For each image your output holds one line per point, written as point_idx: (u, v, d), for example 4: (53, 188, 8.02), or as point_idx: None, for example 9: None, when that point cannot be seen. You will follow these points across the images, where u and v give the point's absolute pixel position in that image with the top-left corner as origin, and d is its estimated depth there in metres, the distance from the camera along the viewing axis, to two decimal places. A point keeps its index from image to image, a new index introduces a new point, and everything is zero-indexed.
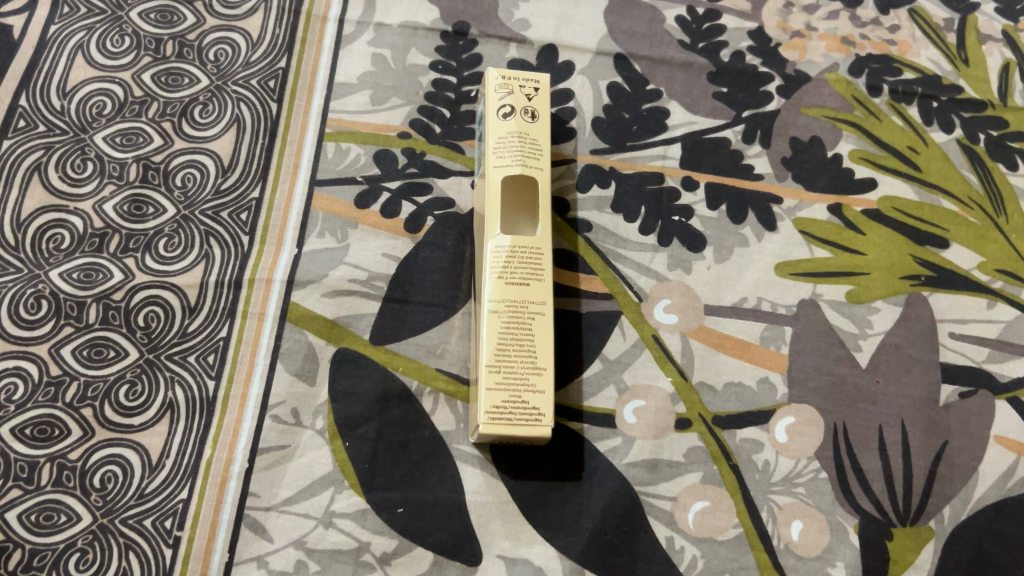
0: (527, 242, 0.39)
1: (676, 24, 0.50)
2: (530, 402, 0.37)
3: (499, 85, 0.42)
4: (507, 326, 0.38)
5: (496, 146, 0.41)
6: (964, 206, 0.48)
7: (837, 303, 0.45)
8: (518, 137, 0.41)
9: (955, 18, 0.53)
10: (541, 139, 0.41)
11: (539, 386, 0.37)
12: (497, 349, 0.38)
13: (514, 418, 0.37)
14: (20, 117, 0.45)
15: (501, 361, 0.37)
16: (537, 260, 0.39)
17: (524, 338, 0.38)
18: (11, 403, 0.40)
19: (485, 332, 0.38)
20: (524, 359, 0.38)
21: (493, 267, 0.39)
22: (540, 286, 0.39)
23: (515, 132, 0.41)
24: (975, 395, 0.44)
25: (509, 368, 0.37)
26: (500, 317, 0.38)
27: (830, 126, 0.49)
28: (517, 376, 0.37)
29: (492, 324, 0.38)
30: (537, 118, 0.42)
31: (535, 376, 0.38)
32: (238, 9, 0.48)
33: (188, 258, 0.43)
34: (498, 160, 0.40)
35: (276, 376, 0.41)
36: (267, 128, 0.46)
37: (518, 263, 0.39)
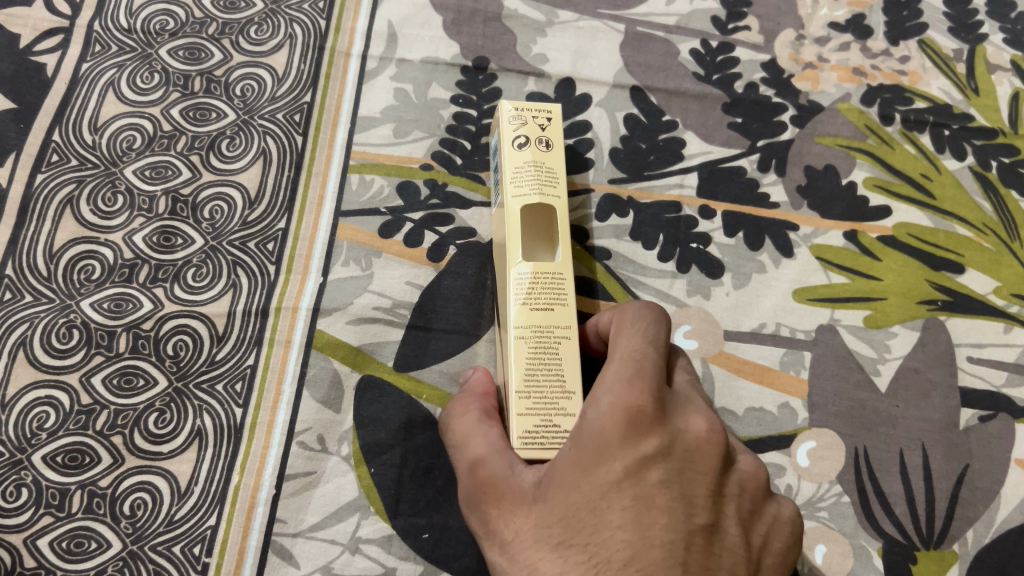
0: (549, 269, 0.39)
1: (691, 57, 0.52)
2: (561, 427, 0.36)
3: (513, 115, 0.42)
4: (534, 351, 0.37)
5: (514, 175, 0.41)
6: (978, 232, 0.49)
7: (855, 328, 0.46)
8: (534, 166, 0.41)
9: (964, 49, 0.54)
10: (557, 168, 0.41)
11: (569, 410, 0.37)
12: (525, 374, 0.37)
13: (545, 442, 0.36)
14: (53, 152, 0.46)
15: (530, 386, 0.37)
16: (559, 286, 0.39)
17: (552, 363, 0.37)
18: (43, 431, 0.41)
19: (513, 358, 0.37)
20: (553, 383, 0.37)
21: (517, 294, 0.38)
22: (563, 311, 0.38)
23: (532, 161, 0.41)
24: (994, 418, 0.44)
25: (538, 393, 0.37)
26: (526, 343, 0.38)
27: (844, 155, 0.50)
28: (546, 401, 0.36)
29: (519, 350, 0.37)
30: (552, 147, 0.41)
31: (564, 400, 0.37)
32: (264, 46, 0.50)
33: (215, 288, 0.44)
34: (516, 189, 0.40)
35: (302, 404, 0.42)
36: (293, 160, 0.47)
37: (541, 289, 0.39)
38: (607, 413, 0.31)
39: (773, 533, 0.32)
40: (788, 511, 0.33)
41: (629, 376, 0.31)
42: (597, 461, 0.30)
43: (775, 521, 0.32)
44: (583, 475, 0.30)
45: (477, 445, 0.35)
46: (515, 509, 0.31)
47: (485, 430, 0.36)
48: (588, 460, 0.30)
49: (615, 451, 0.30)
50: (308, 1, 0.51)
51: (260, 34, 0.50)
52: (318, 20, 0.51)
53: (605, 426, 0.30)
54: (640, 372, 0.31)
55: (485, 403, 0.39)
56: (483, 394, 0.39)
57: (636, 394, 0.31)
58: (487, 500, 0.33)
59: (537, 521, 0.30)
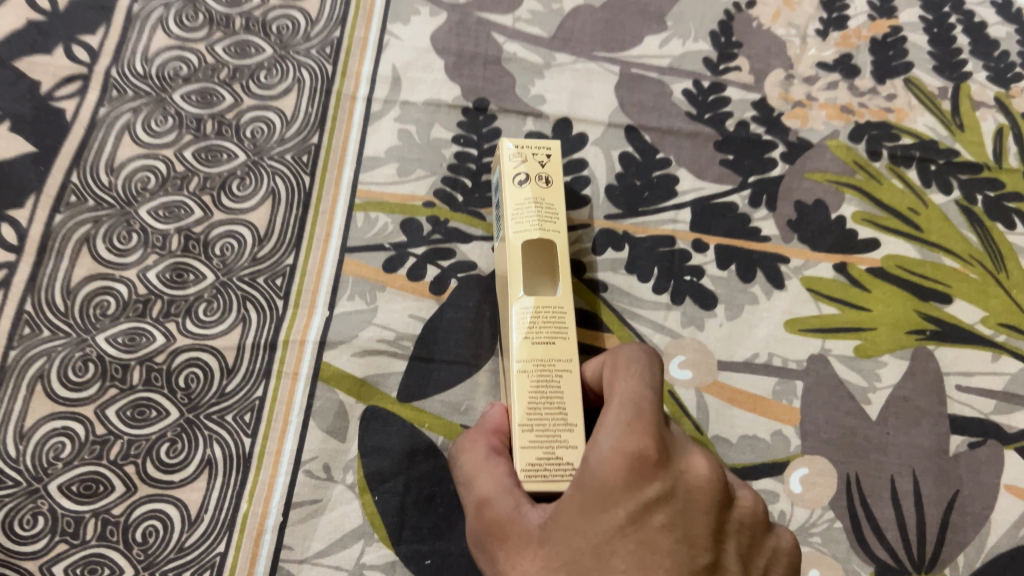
0: (549, 303, 0.41)
1: (683, 97, 0.53)
2: (565, 458, 0.38)
3: (513, 155, 0.44)
4: (536, 385, 0.39)
5: (515, 213, 0.43)
6: (965, 263, 0.50)
7: (846, 358, 0.47)
8: (535, 203, 0.43)
9: (949, 87, 0.55)
10: (556, 205, 0.43)
11: (573, 442, 0.38)
12: (528, 408, 0.38)
13: (549, 475, 0.37)
14: (71, 192, 0.48)
15: (533, 419, 0.38)
16: (560, 319, 0.40)
17: (554, 396, 0.39)
18: (59, 460, 0.42)
19: (516, 392, 0.39)
20: (556, 416, 0.38)
21: (519, 329, 0.40)
22: (565, 344, 0.40)
23: (532, 199, 0.43)
24: (983, 445, 0.45)
25: (541, 426, 0.38)
26: (529, 377, 0.39)
27: (833, 190, 0.51)
28: (549, 434, 0.38)
29: (522, 384, 0.39)
30: (551, 182, 0.43)
31: (567, 433, 0.38)
32: (274, 90, 0.52)
33: (226, 322, 0.46)
34: (519, 226, 0.42)
35: (308, 434, 0.43)
36: (301, 199, 0.49)
37: (543, 323, 0.40)
38: (609, 458, 0.31)
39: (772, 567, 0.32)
40: (786, 542, 0.34)
41: (629, 419, 0.32)
42: (600, 507, 0.30)
43: (775, 554, 0.33)
44: (586, 521, 0.30)
45: (483, 482, 0.36)
46: (521, 551, 0.32)
47: (493, 468, 0.36)
48: (593, 506, 0.30)
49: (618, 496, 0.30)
50: (316, 47, 0.53)
51: (269, 78, 0.52)
52: (325, 64, 0.53)
53: (608, 471, 0.30)
54: (639, 415, 0.32)
55: (495, 440, 0.39)
56: (495, 429, 0.40)
57: (637, 439, 0.31)
58: (493, 542, 0.33)
59: (542, 566, 0.30)
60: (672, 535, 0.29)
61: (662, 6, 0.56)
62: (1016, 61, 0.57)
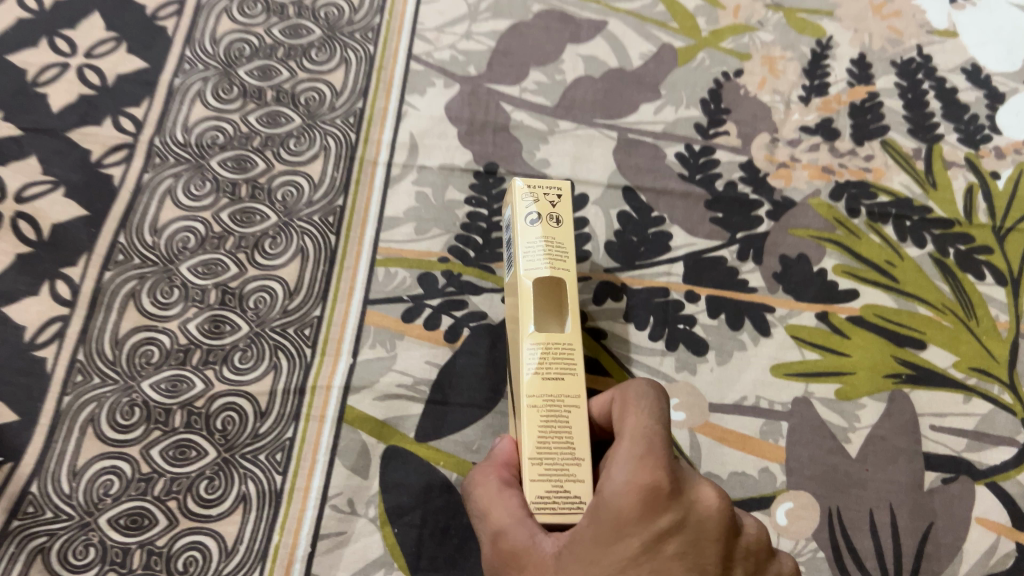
0: (558, 339, 0.41)
1: (676, 159, 0.58)
2: (573, 492, 0.38)
3: (525, 192, 0.45)
4: (545, 420, 0.40)
5: (525, 250, 0.43)
6: (938, 311, 0.54)
7: (828, 400, 0.51)
8: (545, 241, 0.43)
9: (922, 148, 0.60)
10: (566, 241, 0.44)
11: (580, 476, 0.39)
12: (538, 443, 0.39)
13: (559, 508, 0.38)
14: (119, 252, 0.53)
15: (542, 454, 0.39)
16: (568, 355, 0.41)
17: (562, 431, 0.40)
18: (108, 496, 0.46)
19: (525, 427, 0.39)
20: (564, 450, 0.39)
21: (529, 365, 0.41)
22: (573, 380, 0.41)
23: (542, 237, 0.43)
24: (956, 480, 0.49)
25: (550, 460, 0.39)
26: (539, 412, 0.40)
27: (815, 244, 0.56)
28: (558, 467, 0.39)
29: (532, 419, 0.40)
30: (562, 222, 0.44)
31: (574, 467, 0.39)
32: (302, 156, 0.57)
33: (259, 369, 0.50)
34: (529, 263, 0.43)
35: (334, 471, 0.48)
36: (327, 256, 0.54)
37: (552, 359, 0.41)
38: (623, 494, 0.32)
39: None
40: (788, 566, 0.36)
41: (641, 456, 0.33)
42: (617, 538, 0.32)
43: None
44: (602, 552, 0.32)
45: (501, 516, 0.37)
46: None
47: (505, 500, 0.38)
48: (607, 538, 0.32)
49: (632, 528, 0.32)
50: (340, 117, 0.58)
51: (299, 146, 0.57)
52: (349, 133, 0.58)
53: (623, 506, 0.32)
54: (651, 450, 0.33)
55: (506, 473, 0.40)
56: (507, 462, 0.41)
57: (651, 475, 0.32)
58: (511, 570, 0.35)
59: None
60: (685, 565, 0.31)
61: (656, 77, 0.62)
62: (984, 124, 0.61)
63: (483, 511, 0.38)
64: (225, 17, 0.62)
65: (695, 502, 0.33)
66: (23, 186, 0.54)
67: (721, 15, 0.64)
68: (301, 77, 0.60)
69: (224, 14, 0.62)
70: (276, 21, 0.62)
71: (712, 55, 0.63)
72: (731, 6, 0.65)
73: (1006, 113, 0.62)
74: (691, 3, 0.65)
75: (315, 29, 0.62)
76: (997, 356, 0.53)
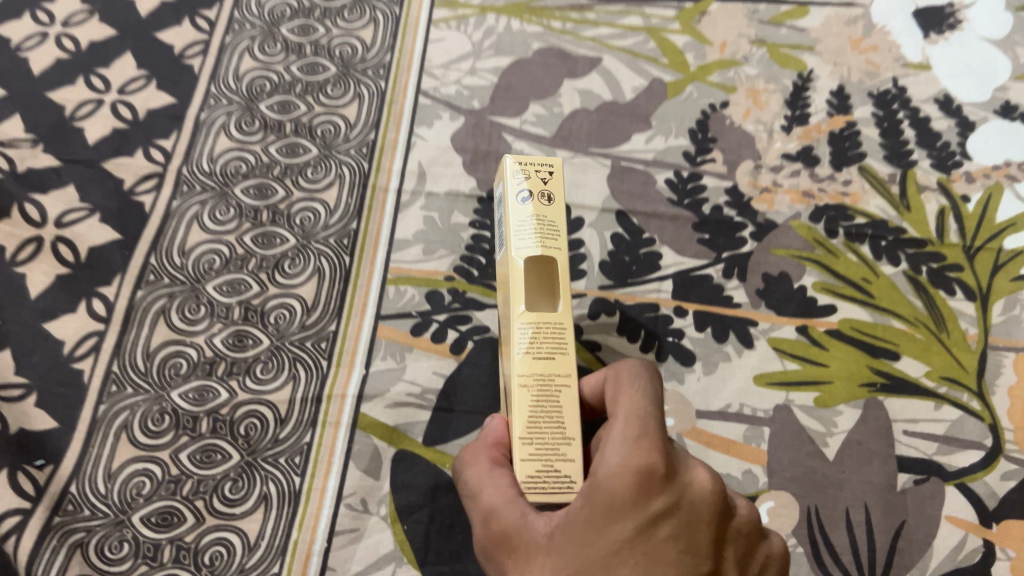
0: (550, 320, 0.44)
1: (666, 185, 0.63)
2: (561, 471, 0.41)
3: (517, 172, 0.47)
4: (537, 400, 0.42)
5: (517, 230, 0.45)
6: (911, 325, 0.58)
7: (807, 407, 0.55)
8: (536, 220, 0.45)
9: (897, 173, 0.64)
10: (557, 221, 0.45)
11: (569, 455, 0.41)
12: (529, 422, 0.42)
13: (547, 487, 0.40)
14: (150, 272, 0.57)
15: (533, 432, 0.42)
16: (560, 336, 0.43)
17: (553, 410, 0.42)
18: (141, 496, 0.50)
19: (517, 406, 0.42)
20: (554, 430, 0.42)
21: (521, 346, 0.43)
22: (564, 360, 0.43)
23: (532, 216, 0.45)
24: (927, 481, 0.53)
25: (540, 439, 0.41)
26: (530, 391, 0.42)
27: (796, 263, 0.60)
28: (548, 447, 0.41)
29: (522, 399, 0.42)
30: (553, 200, 0.46)
31: (564, 446, 0.41)
32: (319, 184, 0.61)
33: (279, 379, 0.54)
34: (519, 242, 0.45)
35: (348, 472, 0.52)
36: (342, 275, 0.58)
37: (543, 339, 0.43)
38: (618, 473, 0.36)
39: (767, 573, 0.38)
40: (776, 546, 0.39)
41: (636, 439, 0.36)
42: (611, 519, 0.35)
43: (764, 557, 0.38)
44: (597, 532, 0.35)
45: (491, 496, 0.40)
46: (535, 557, 0.36)
47: (496, 480, 0.41)
48: (603, 519, 0.35)
49: (626, 510, 0.35)
50: (354, 147, 0.63)
51: (316, 175, 0.62)
52: (362, 162, 0.62)
53: (617, 487, 0.35)
54: (646, 435, 0.37)
55: (496, 452, 0.43)
56: (497, 441, 0.43)
57: (645, 457, 0.36)
58: (507, 548, 0.38)
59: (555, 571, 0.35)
60: (676, 544, 0.35)
61: (647, 108, 0.66)
62: (956, 151, 0.65)
63: (476, 491, 0.41)
64: (248, 56, 0.67)
65: (687, 486, 0.36)
66: (62, 213, 0.59)
67: (708, 51, 0.69)
68: (318, 110, 0.65)
69: (246, 53, 0.67)
70: (294, 59, 0.67)
71: (700, 88, 0.67)
72: (718, 42, 0.69)
73: (975, 141, 0.66)
74: (680, 40, 0.70)
75: (330, 66, 0.67)
76: (967, 367, 0.56)
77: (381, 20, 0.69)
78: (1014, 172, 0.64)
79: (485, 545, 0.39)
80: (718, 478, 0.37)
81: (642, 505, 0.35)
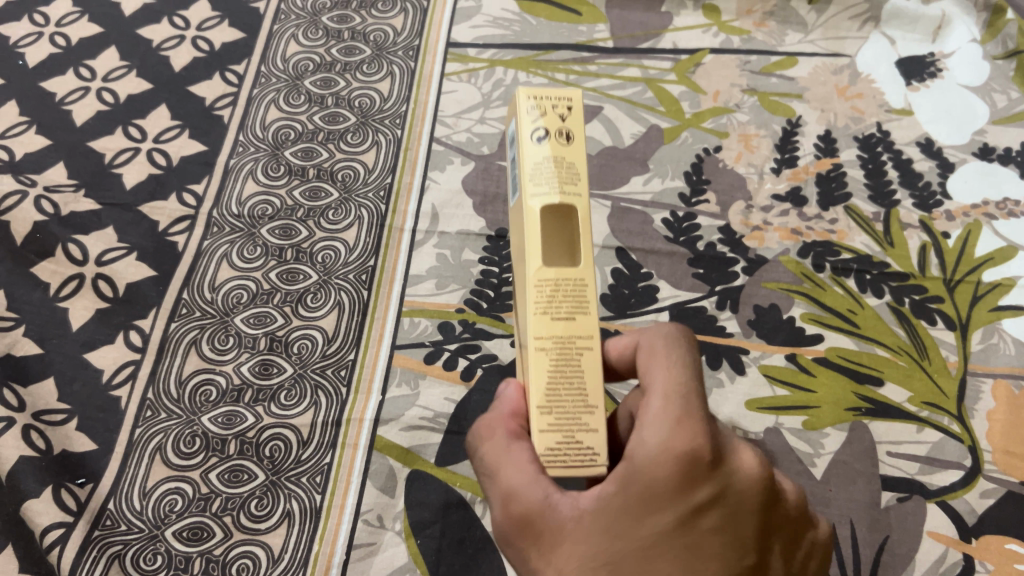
0: (569, 273, 0.36)
1: (662, 224, 0.67)
2: (585, 444, 0.36)
3: (531, 107, 0.40)
4: (555, 365, 0.36)
5: (533, 172, 0.38)
6: (895, 352, 0.62)
7: (796, 429, 0.58)
8: (555, 161, 0.38)
9: (881, 212, 0.68)
10: (579, 164, 0.38)
11: (593, 426, 0.35)
12: (547, 391, 0.35)
13: (569, 461, 0.35)
14: (183, 306, 0.62)
15: (552, 402, 0.35)
16: (581, 291, 0.36)
17: (573, 377, 0.36)
18: (173, 512, 0.54)
19: (533, 375, 0.36)
20: (576, 398, 0.35)
21: (534, 302, 0.36)
22: (586, 319, 0.36)
23: (550, 157, 0.38)
24: (909, 499, 0.56)
25: (560, 408, 0.35)
26: (548, 356, 0.36)
27: (785, 295, 0.64)
28: (569, 418, 0.35)
29: (540, 363, 0.36)
30: (572, 138, 0.39)
31: (587, 415, 0.35)
32: (340, 225, 0.66)
33: (302, 405, 0.58)
34: (533, 187, 0.38)
35: (366, 491, 0.55)
36: (360, 308, 0.62)
37: (562, 295, 0.36)
38: (657, 459, 0.34)
39: (814, 555, 0.37)
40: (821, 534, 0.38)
41: (678, 420, 0.34)
42: (651, 509, 0.33)
43: (810, 542, 0.37)
44: (635, 522, 0.33)
45: (508, 476, 0.36)
46: (563, 544, 0.35)
47: (511, 456, 0.36)
48: (642, 507, 0.33)
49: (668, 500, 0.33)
50: (372, 191, 0.68)
51: (336, 216, 0.66)
52: (380, 205, 0.67)
53: (657, 474, 0.33)
54: (688, 414, 0.35)
55: (512, 425, 0.37)
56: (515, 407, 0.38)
57: (688, 442, 0.34)
58: (530, 533, 0.36)
59: (586, 560, 0.34)
60: (719, 536, 0.33)
61: (645, 153, 0.71)
62: (937, 191, 0.69)
63: (493, 470, 0.37)
64: (273, 107, 0.72)
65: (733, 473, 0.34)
66: (102, 252, 0.64)
67: (703, 100, 0.74)
68: (338, 157, 0.69)
69: (272, 104, 0.72)
70: (317, 110, 0.72)
71: (695, 134, 0.72)
72: (712, 91, 0.74)
73: (954, 181, 0.70)
74: (676, 89, 0.75)
75: (350, 116, 0.72)
76: (947, 392, 0.60)
77: (397, 73, 0.74)
78: (992, 211, 0.68)
79: (502, 526, 0.37)
80: (765, 462, 0.36)
81: (684, 495, 0.34)
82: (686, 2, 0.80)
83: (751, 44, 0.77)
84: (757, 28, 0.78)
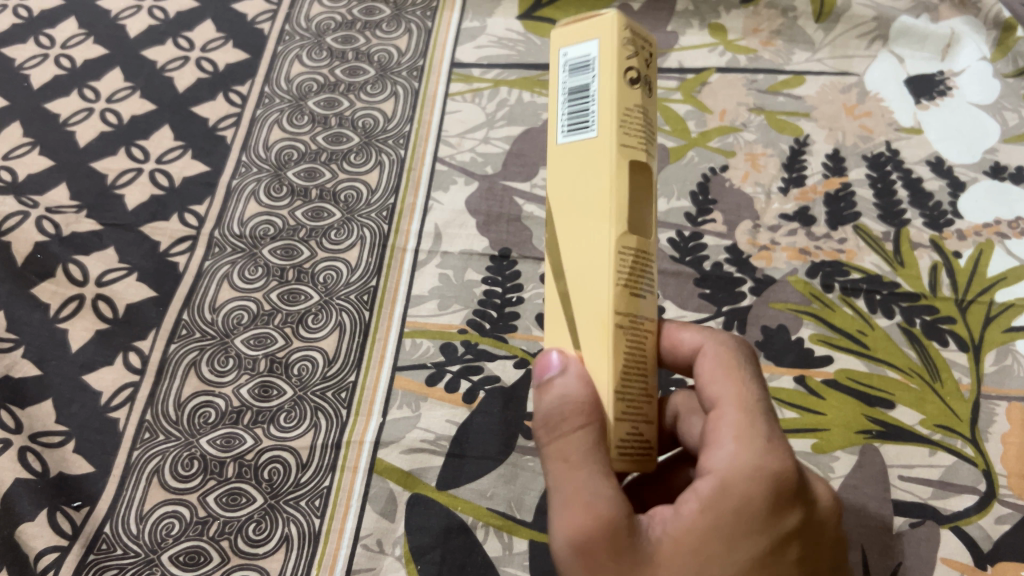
0: (646, 246, 0.35)
1: (668, 244, 0.66)
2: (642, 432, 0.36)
3: (626, 41, 0.34)
4: (629, 344, 0.35)
5: (626, 120, 0.34)
6: (906, 374, 0.60)
7: (805, 453, 0.57)
8: (641, 113, 0.35)
9: (891, 231, 0.67)
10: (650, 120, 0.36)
11: (649, 415, 0.36)
12: (621, 371, 0.35)
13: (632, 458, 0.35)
14: (183, 327, 0.61)
15: (624, 383, 0.35)
16: (649, 268, 0.36)
17: (638, 357, 0.35)
18: (170, 536, 0.53)
19: (613, 352, 0.34)
20: (639, 384, 0.36)
21: (621, 271, 0.34)
22: (649, 299, 0.36)
23: (640, 107, 0.35)
24: (922, 524, 0.54)
25: (628, 392, 0.35)
26: (624, 333, 0.35)
27: (794, 316, 0.63)
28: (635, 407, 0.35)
29: (619, 340, 0.34)
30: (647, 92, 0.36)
31: (646, 404, 0.36)
32: (342, 245, 0.65)
33: (301, 427, 0.57)
34: (627, 138, 0.34)
35: (365, 515, 0.54)
36: (361, 329, 0.62)
37: (639, 266, 0.35)
38: (752, 479, 0.35)
39: None
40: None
41: (767, 442, 0.36)
42: (744, 530, 0.35)
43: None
44: (731, 543, 0.35)
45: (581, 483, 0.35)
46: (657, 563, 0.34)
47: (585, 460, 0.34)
48: (737, 528, 0.35)
49: (758, 523, 0.35)
50: (375, 211, 0.67)
51: (338, 236, 0.66)
52: (382, 225, 0.67)
53: (751, 493, 0.35)
54: (774, 439, 0.36)
55: (579, 417, 0.34)
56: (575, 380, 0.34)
57: (778, 465, 0.35)
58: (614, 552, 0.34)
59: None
60: (797, 564, 0.36)
61: None
62: (947, 210, 0.68)
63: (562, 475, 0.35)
64: (277, 127, 0.72)
65: (811, 504, 0.37)
66: (103, 272, 0.63)
67: (709, 119, 0.73)
68: (341, 177, 0.69)
69: (276, 125, 0.72)
70: (320, 130, 0.72)
71: (701, 153, 0.71)
72: (718, 110, 0.74)
73: (966, 200, 0.69)
74: (682, 108, 0.74)
75: (353, 136, 0.71)
76: (960, 415, 0.59)
77: (400, 94, 0.74)
78: (1004, 230, 0.67)
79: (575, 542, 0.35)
80: (835, 497, 0.39)
81: (774, 521, 0.35)
82: (692, 22, 0.80)
83: (757, 63, 0.77)
84: (763, 47, 0.78)
